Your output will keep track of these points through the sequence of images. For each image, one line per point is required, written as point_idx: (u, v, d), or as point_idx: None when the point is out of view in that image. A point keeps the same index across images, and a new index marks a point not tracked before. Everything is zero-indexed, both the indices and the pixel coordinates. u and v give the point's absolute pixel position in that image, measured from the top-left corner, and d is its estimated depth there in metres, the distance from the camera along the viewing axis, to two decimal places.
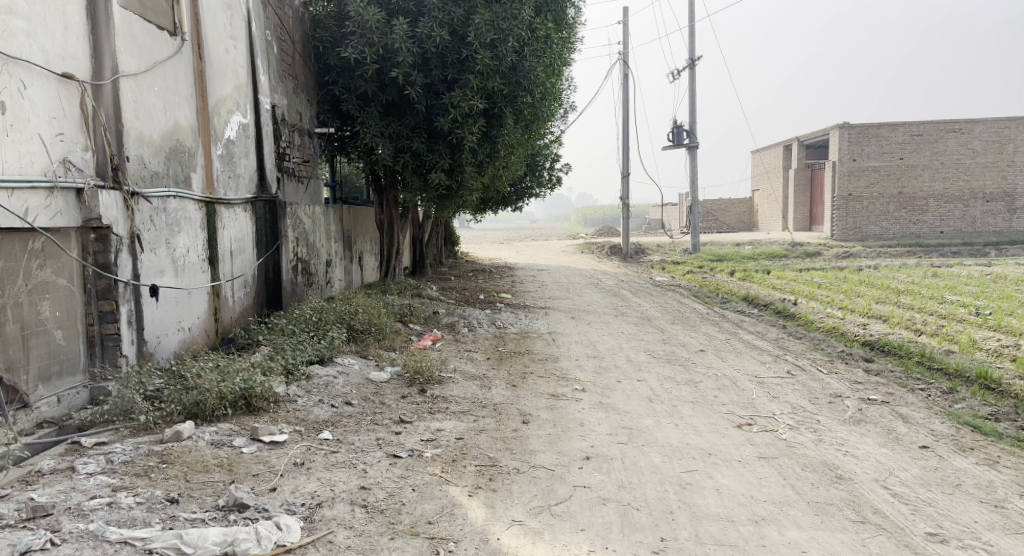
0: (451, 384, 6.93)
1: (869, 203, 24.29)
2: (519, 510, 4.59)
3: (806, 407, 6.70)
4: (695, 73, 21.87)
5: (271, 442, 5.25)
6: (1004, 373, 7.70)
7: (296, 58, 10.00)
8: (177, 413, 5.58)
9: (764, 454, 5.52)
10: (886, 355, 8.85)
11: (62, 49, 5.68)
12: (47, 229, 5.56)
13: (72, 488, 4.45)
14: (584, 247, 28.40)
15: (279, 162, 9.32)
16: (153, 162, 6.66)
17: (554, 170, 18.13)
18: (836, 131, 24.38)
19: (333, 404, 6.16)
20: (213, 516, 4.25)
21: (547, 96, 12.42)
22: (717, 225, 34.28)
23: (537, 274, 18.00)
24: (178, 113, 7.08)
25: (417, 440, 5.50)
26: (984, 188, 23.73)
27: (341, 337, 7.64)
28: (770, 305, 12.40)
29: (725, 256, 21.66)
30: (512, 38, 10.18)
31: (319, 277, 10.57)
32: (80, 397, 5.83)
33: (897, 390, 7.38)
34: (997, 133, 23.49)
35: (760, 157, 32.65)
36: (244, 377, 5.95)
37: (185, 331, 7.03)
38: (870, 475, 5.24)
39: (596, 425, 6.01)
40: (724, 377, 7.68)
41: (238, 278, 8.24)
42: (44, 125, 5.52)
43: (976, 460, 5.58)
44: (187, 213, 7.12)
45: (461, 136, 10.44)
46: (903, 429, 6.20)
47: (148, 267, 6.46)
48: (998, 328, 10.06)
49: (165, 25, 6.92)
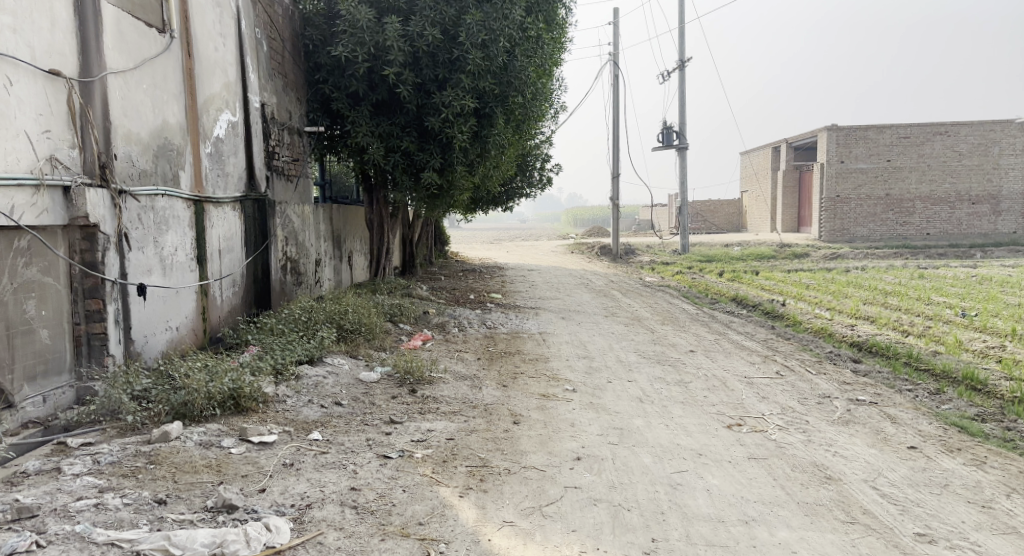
0: (441, 384, 6.91)
1: (857, 205, 24.42)
2: (510, 510, 4.57)
3: (795, 408, 6.72)
4: (684, 75, 21.98)
5: (260, 442, 5.22)
6: (990, 374, 7.76)
7: (286, 57, 9.95)
8: (165, 413, 5.52)
9: (754, 455, 5.54)
10: (874, 356, 8.91)
11: (49, 45, 5.62)
12: (33, 227, 5.50)
13: (58, 489, 4.40)
14: (574, 247, 28.41)
15: (268, 160, 9.26)
16: (142, 160, 6.61)
17: (545, 171, 18.13)
18: (824, 133, 24.50)
19: (322, 404, 6.13)
20: (202, 517, 4.21)
21: (538, 96, 12.41)
22: (707, 226, 34.42)
23: (527, 274, 18.02)
24: (166, 111, 7.03)
25: (407, 440, 5.48)
26: (970, 190, 23.93)
27: (331, 336, 7.60)
28: (759, 306, 12.44)
29: (714, 257, 21.72)
30: (503, 38, 10.19)
31: (309, 276, 10.52)
32: (67, 396, 5.77)
33: (885, 391, 7.42)
34: (983, 136, 23.67)
35: (749, 159, 32.78)
36: (233, 377, 5.90)
37: (173, 330, 6.97)
38: (859, 476, 5.26)
39: (587, 425, 6.01)
40: (714, 378, 7.70)
41: (226, 277, 8.18)
42: (31, 122, 5.46)
43: (963, 460, 5.62)
44: (176, 211, 7.07)
45: (451, 136, 10.42)
46: (891, 429, 6.24)
47: (135, 266, 6.40)
48: (984, 329, 10.14)
49: (154, 22, 6.86)
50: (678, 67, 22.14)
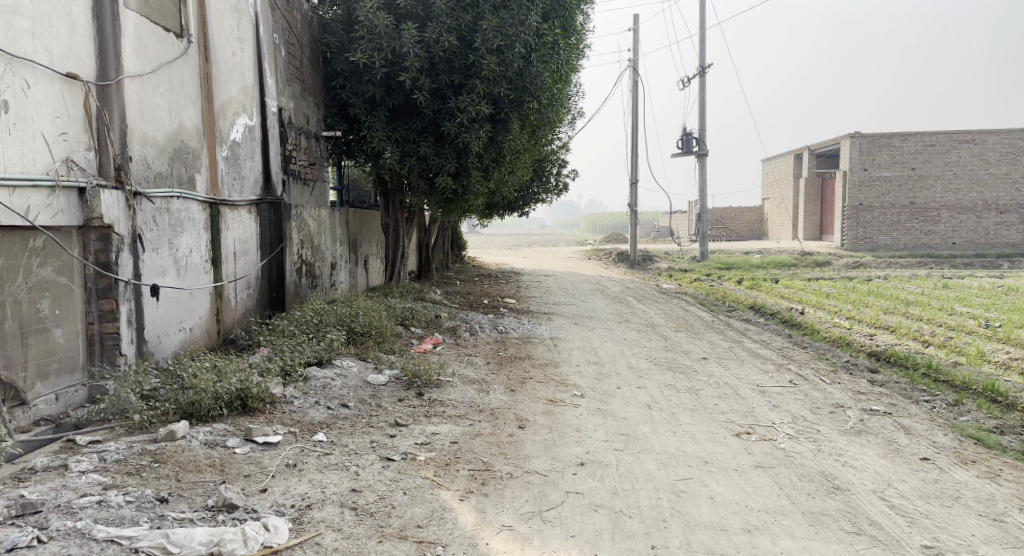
0: (449, 388, 6.91)
1: (880, 213, 24.08)
2: (509, 515, 4.56)
3: (806, 417, 6.64)
4: (705, 80, 21.90)
5: (264, 443, 5.25)
6: (1011, 387, 7.61)
7: (304, 62, 10.04)
8: (172, 412, 5.57)
9: (761, 464, 5.47)
10: (892, 366, 8.78)
11: (66, 49, 5.72)
12: (48, 227, 5.59)
13: (63, 485, 4.45)
14: (593, 253, 28.34)
15: (285, 164, 9.34)
16: (157, 163, 6.69)
17: (562, 177, 18.10)
18: (847, 140, 24.21)
19: (329, 406, 6.15)
20: (202, 516, 4.24)
21: (555, 102, 12.42)
22: (728, 233, 34.18)
23: (544, 280, 17.98)
24: (183, 114, 7.12)
25: (411, 443, 5.48)
26: (997, 199, 23.57)
27: (340, 339, 7.64)
28: (777, 315, 12.33)
29: (735, 265, 21.54)
30: (519, 45, 10.19)
31: (324, 279, 10.60)
32: (79, 395, 5.84)
33: (900, 401, 7.31)
34: (1010, 144, 23.36)
35: (770, 166, 32.55)
36: (241, 377, 5.94)
37: (186, 332, 7.05)
38: (867, 486, 5.19)
39: (593, 431, 5.98)
40: (726, 385, 7.64)
41: (241, 278, 8.27)
42: (47, 124, 5.55)
43: (977, 473, 5.52)
44: (191, 213, 7.16)
45: (466, 141, 10.47)
46: (904, 440, 6.15)
47: (149, 267, 6.48)
48: (1008, 341, 9.96)
49: (172, 27, 6.96)
50: (698, 73, 22.08)
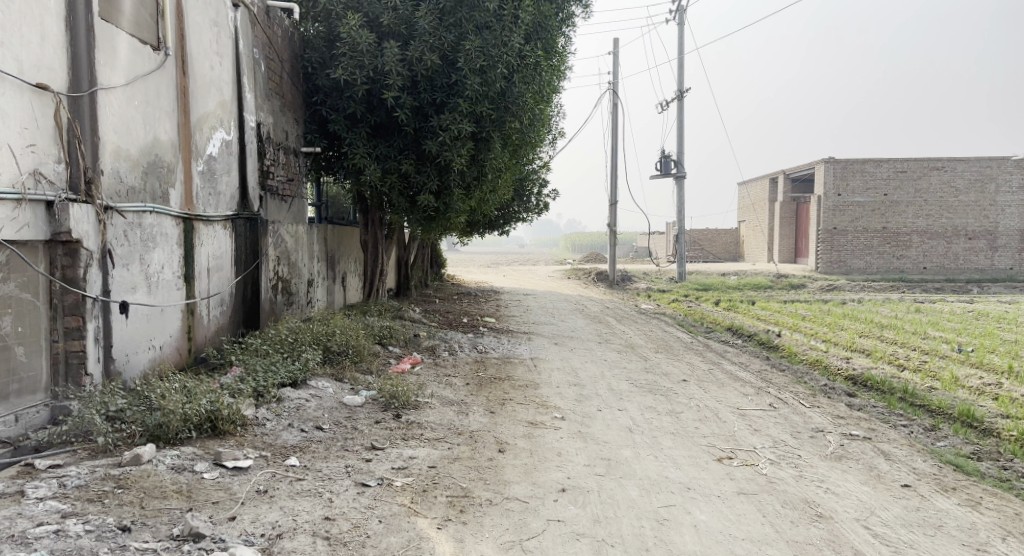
0: (427, 409, 6.77)
1: (853, 237, 24.35)
2: (488, 545, 4.43)
3: (787, 442, 6.58)
4: (683, 104, 22.07)
5: (234, 467, 5.06)
6: (987, 412, 7.61)
7: (284, 78, 9.92)
8: (138, 435, 5.38)
9: (743, 490, 5.39)
10: (869, 390, 8.77)
11: (38, 59, 5.56)
12: (13, 241, 5.43)
13: (19, 513, 4.24)
14: (572, 271, 28.31)
15: (262, 179, 9.21)
16: (130, 177, 6.52)
17: (542, 197, 18.08)
18: (822, 165, 24.50)
19: (303, 428, 5.98)
20: (166, 547, 4.08)
21: (537, 122, 12.43)
22: (705, 254, 34.40)
23: (523, 298, 17.88)
24: (158, 128, 6.96)
25: (387, 468, 5.33)
26: (966, 225, 23.95)
27: (315, 359, 7.48)
28: (755, 336, 12.32)
29: (711, 286, 21.60)
30: (502, 65, 10.14)
31: (300, 296, 10.40)
32: (40, 416, 5.61)
33: (879, 426, 7.28)
34: (979, 172, 23.77)
35: (746, 189, 32.86)
36: (212, 399, 5.75)
37: (155, 350, 6.84)
38: (850, 514, 5.12)
39: (574, 455, 5.87)
40: (706, 408, 7.56)
41: (214, 295, 8.08)
42: (14, 135, 5.38)
43: (958, 500, 5.48)
44: (163, 228, 6.98)
45: (448, 159, 10.40)
46: (884, 466, 6.10)
47: (119, 283, 6.28)
48: (980, 365, 10.02)
49: (149, 39, 6.82)
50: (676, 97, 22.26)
